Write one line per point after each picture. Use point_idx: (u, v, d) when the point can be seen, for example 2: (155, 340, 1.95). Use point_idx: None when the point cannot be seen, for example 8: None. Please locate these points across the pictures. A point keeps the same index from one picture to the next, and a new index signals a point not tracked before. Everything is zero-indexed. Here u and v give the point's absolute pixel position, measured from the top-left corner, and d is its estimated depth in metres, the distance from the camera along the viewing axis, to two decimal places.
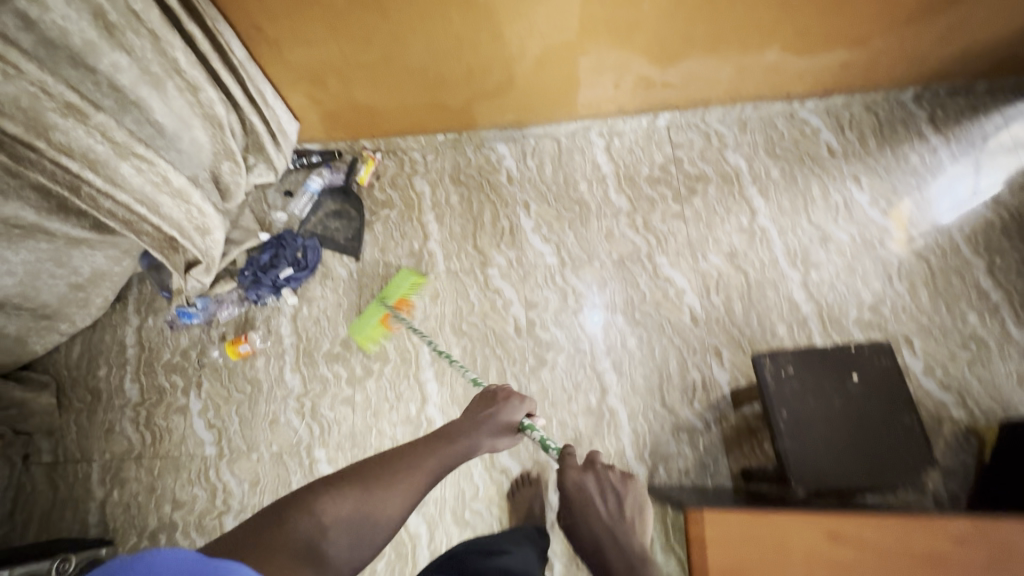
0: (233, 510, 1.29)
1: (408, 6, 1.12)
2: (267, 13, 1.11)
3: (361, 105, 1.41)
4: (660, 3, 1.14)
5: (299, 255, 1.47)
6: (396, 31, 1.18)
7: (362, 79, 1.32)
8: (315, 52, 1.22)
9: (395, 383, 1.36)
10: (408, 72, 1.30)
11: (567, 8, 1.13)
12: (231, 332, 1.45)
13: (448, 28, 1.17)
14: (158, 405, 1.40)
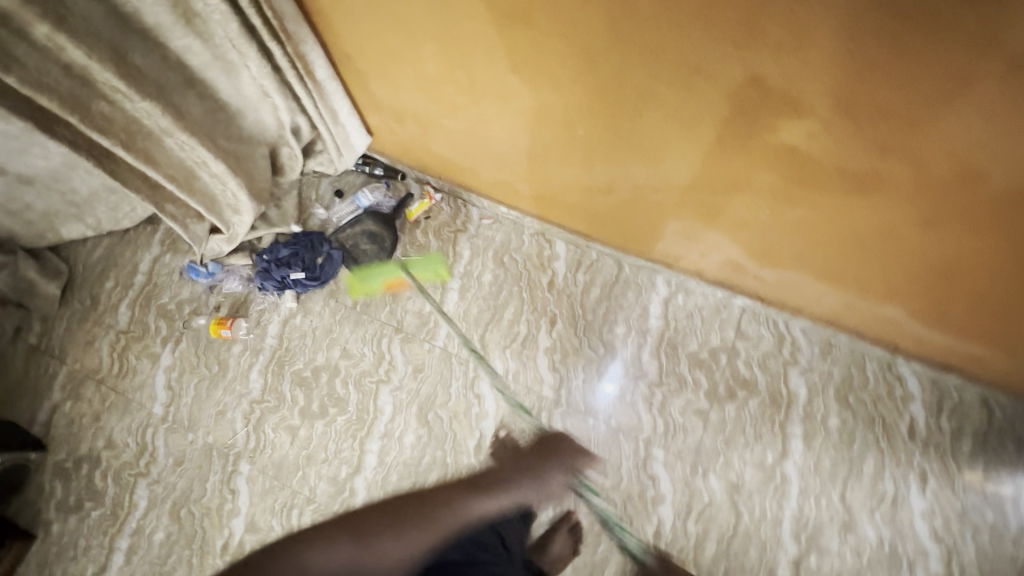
0: (149, 478, 1.32)
1: (502, 105, 0.98)
2: (358, 47, 1.01)
3: (436, 154, 1.30)
4: (780, 219, 0.93)
5: (317, 262, 1.41)
6: (486, 120, 1.05)
7: (440, 135, 1.20)
8: (399, 96, 1.11)
9: (340, 437, 1.31)
10: (489, 154, 1.17)
11: (671, 178, 0.95)
12: (226, 306, 1.43)
13: (540, 140, 1.03)
14: (137, 342, 1.43)
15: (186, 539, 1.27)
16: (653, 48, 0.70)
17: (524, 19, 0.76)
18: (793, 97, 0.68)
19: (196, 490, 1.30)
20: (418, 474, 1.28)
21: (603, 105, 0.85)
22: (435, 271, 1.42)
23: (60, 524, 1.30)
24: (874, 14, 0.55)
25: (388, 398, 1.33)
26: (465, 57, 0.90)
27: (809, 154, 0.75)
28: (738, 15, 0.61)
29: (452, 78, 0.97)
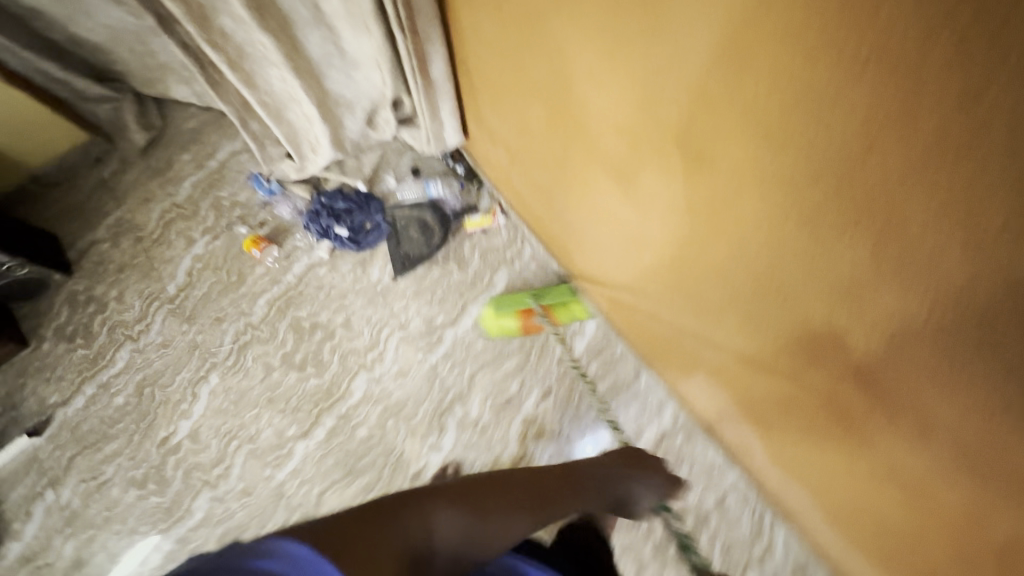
0: (136, 343, 1.39)
1: (584, 195, 0.93)
2: (478, 67, 0.97)
3: (513, 186, 1.24)
4: (802, 447, 0.84)
5: (363, 226, 1.42)
6: (566, 199, 1.01)
7: (522, 176, 1.15)
8: (499, 125, 1.07)
9: (304, 397, 1.33)
10: (558, 221, 1.13)
11: (713, 348, 0.88)
12: (268, 227, 1.46)
13: (606, 245, 0.99)
14: (184, 220, 1.49)
15: (138, 414, 1.34)
16: (747, 245, 0.65)
17: (634, 149, 0.72)
18: (864, 369, 0.61)
19: (167, 376, 1.36)
20: (352, 469, 1.28)
21: (676, 255, 0.79)
22: (578, 309, 1.32)
23: (51, 345, 1.41)
24: (983, 362, 0.48)
25: (362, 384, 1.33)
26: (565, 143, 0.86)
27: (857, 419, 0.68)
28: (844, 272, 0.56)
29: (549, 147, 0.92)
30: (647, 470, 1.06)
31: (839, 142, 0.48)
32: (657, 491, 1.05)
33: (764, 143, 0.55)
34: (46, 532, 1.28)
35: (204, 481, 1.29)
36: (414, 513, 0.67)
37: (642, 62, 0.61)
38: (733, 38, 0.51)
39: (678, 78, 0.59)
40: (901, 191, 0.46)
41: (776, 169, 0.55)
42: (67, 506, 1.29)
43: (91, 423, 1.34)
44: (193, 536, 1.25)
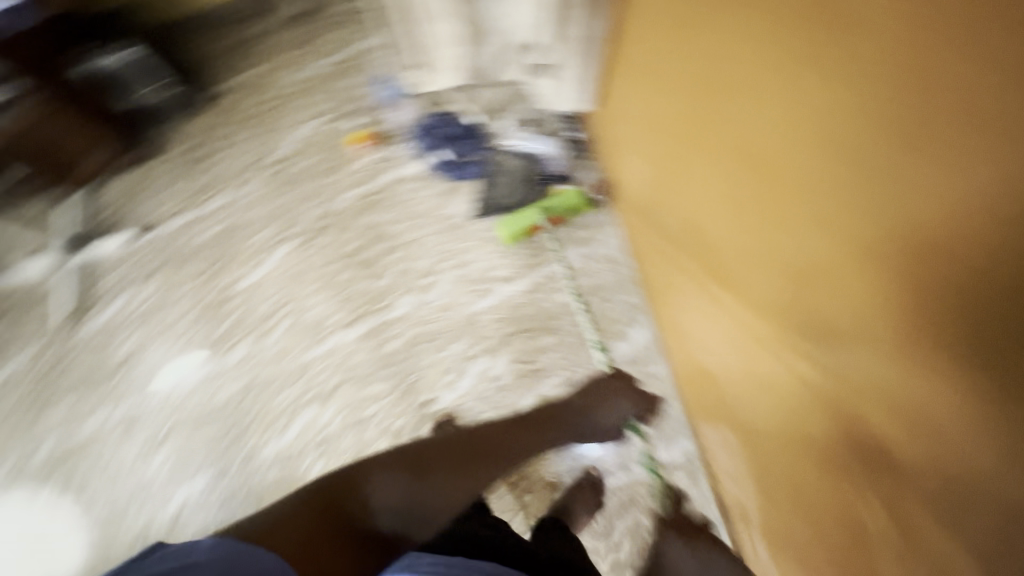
0: (234, 192, 1.53)
1: (700, 219, 1.01)
2: (654, 65, 1.03)
3: (626, 182, 1.29)
4: (790, 512, 0.91)
5: (464, 157, 1.45)
6: (681, 233, 1.08)
7: (641, 177, 1.20)
8: (642, 124, 1.13)
9: (353, 294, 1.41)
10: (654, 246, 1.20)
11: (753, 393, 0.96)
12: (377, 127, 1.52)
13: (697, 289, 1.07)
14: (307, 96, 1.58)
15: (215, 254, 1.49)
16: (854, 331, 0.73)
17: (783, 214, 0.81)
18: (885, 461, 0.72)
19: (248, 230, 1.49)
20: (374, 372, 1.36)
21: (762, 302, 0.90)
22: (578, 208, 1.39)
23: (168, 168, 1.57)
24: (984, 488, 0.60)
25: (406, 303, 1.39)
26: (709, 170, 0.95)
27: (852, 497, 0.78)
28: (909, 374, 0.66)
29: (689, 166, 1.01)
30: (601, 391, 1.14)
31: (954, 275, 0.60)
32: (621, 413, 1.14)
33: (915, 250, 0.64)
34: (120, 319, 1.47)
35: (250, 330, 1.42)
36: (354, 485, 0.78)
37: (836, 140, 0.71)
38: (913, 175, 0.62)
39: (861, 167, 0.68)
40: (982, 333, 0.58)
41: (915, 274, 0.64)
42: (140, 305, 1.48)
43: (179, 245, 1.51)
44: (227, 373, 1.40)
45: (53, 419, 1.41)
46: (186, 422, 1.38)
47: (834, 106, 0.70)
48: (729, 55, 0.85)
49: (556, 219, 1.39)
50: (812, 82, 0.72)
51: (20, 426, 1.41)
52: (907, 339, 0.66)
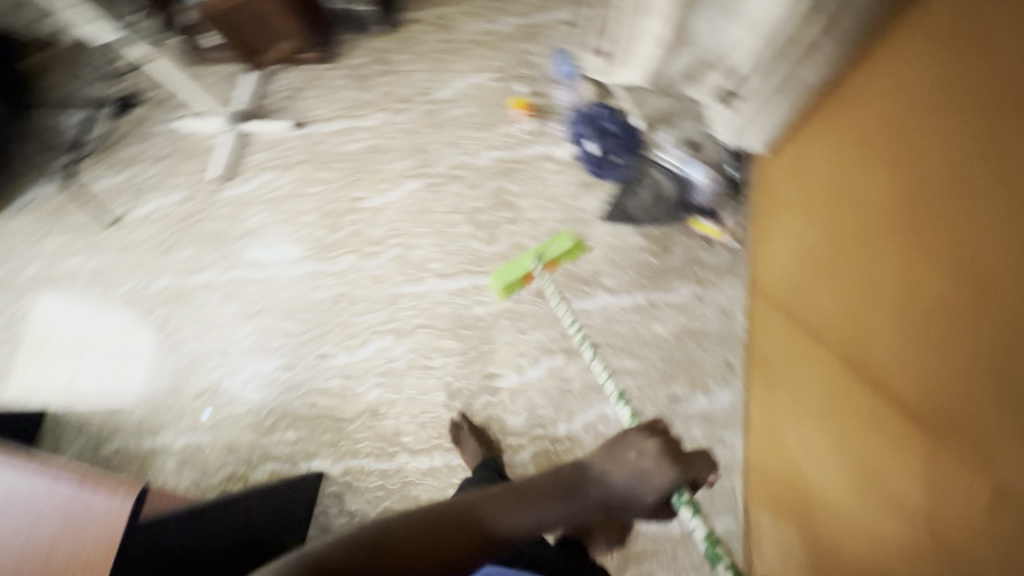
0: (389, 117, 1.60)
1: (834, 293, 0.93)
2: (832, 122, 0.98)
3: (773, 239, 1.23)
4: None
5: (610, 159, 1.43)
6: (813, 294, 1.01)
7: (792, 236, 1.13)
8: (808, 181, 1.07)
9: (462, 249, 1.45)
10: (786, 302, 1.12)
11: (838, 499, 0.86)
12: (541, 101, 1.54)
13: (812, 361, 0.99)
14: (487, 50, 1.61)
15: (353, 167, 1.57)
16: (935, 431, 0.65)
17: (902, 286, 0.73)
18: None
19: (390, 156, 1.56)
20: (454, 327, 1.40)
21: (869, 400, 0.80)
22: (575, 251, 1.25)
23: (341, 74, 1.67)
24: None
25: None
26: (857, 241, 0.87)
27: None
28: (987, 519, 0.55)
29: (841, 232, 0.93)
30: (614, 444, 0.70)
31: None
32: (645, 471, 0.68)
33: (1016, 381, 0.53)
34: (254, 195, 1.59)
35: (359, 246, 1.49)
36: None
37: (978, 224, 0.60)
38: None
39: (993, 262, 0.57)
40: None
41: (1007, 404, 0.54)
42: (275, 189, 1.59)
43: (326, 148, 1.60)
44: (326, 276, 1.48)
45: (175, 262, 1.57)
46: (277, 307, 1.48)
47: (982, 185, 0.60)
48: (922, 95, 0.73)
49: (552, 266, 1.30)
50: (991, 160, 0.59)
51: (149, 258, 1.58)
52: (989, 478, 0.55)
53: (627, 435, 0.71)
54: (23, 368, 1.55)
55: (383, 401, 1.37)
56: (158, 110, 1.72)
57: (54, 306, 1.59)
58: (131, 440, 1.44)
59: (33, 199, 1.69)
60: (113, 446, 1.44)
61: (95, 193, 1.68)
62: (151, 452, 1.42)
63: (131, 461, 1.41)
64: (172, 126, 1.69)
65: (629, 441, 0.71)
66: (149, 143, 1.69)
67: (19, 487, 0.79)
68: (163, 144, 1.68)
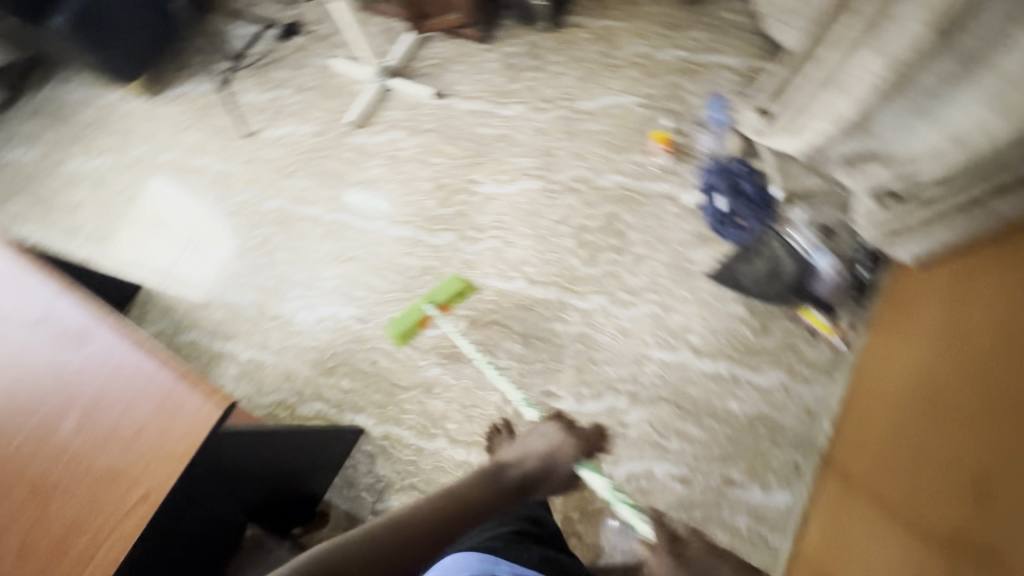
0: (527, 112, 1.60)
1: (952, 425, 0.87)
2: (1009, 248, 0.90)
3: (893, 346, 1.15)
4: None
5: (735, 219, 1.39)
6: (922, 403, 0.96)
7: (918, 350, 1.06)
8: (959, 300, 0.99)
9: (559, 261, 1.43)
10: (880, 395, 1.11)
11: None
12: (682, 139, 1.50)
13: (904, 485, 0.93)
14: (643, 74, 1.59)
15: (478, 149, 1.58)
16: None
17: None
18: None
19: (516, 149, 1.56)
20: (527, 335, 1.38)
21: (975, 554, 0.74)
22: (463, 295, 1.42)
23: (494, 57, 1.68)
24: None
25: (596, 302, 1.39)
26: (996, 381, 0.81)
27: None
28: None
29: (978, 364, 0.86)
30: (524, 438, 1.01)
31: None
32: (554, 447, 0.98)
33: None
34: (378, 149, 1.64)
35: (462, 228, 1.51)
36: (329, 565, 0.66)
37: None
38: None
39: None
40: None
41: None
42: (399, 149, 1.63)
43: (458, 123, 1.62)
44: (422, 246, 1.50)
45: (290, 188, 1.64)
46: (368, 260, 1.52)
47: None
48: None
49: (444, 307, 1.40)
50: None
51: (267, 177, 1.67)
52: None
53: (543, 423, 1.03)
54: (132, 240, 1.67)
55: (438, 382, 1.38)
56: (317, 43, 1.80)
57: (174, 194, 1.70)
58: (204, 337, 1.52)
59: (186, 93, 1.81)
60: (187, 337, 1.53)
61: (239, 104, 1.78)
62: (217, 355, 1.49)
63: (198, 356, 1.50)
64: (325, 62, 1.77)
65: (538, 430, 1.02)
66: (300, 73, 1.77)
67: (139, 371, 0.83)
68: (312, 76, 1.76)
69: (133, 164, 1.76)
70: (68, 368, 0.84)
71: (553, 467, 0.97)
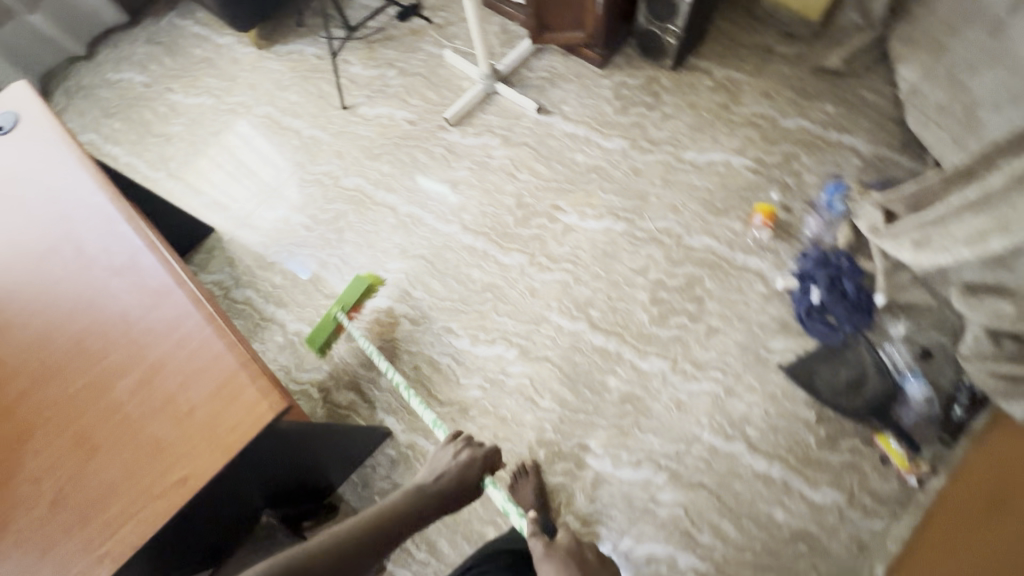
0: (629, 149, 1.53)
1: None
2: None
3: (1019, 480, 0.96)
4: None
5: (827, 316, 1.29)
6: None
7: None
8: None
9: (627, 312, 1.37)
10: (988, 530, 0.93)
11: None
12: (787, 216, 1.40)
13: None
14: (761, 138, 1.49)
15: (570, 176, 1.52)
16: None
17: None
18: None
19: (609, 185, 1.50)
20: (577, 381, 1.32)
21: None
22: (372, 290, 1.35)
23: (609, 84, 1.62)
24: None
25: (656, 365, 1.31)
26: None
27: None
28: None
29: None
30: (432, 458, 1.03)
31: None
32: (462, 465, 1.00)
33: None
34: (469, 151, 1.60)
35: (535, 252, 1.45)
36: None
37: None
38: None
39: None
40: None
41: None
42: (490, 156, 1.58)
43: (555, 144, 1.57)
44: (491, 261, 1.46)
45: (373, 170, 1.62)
46: (433, 261, 1.49)
47: None
48: None
49: (356, 308, 1.36)
50: None
51: (353, 154, 1.65)
52: None
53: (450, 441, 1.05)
54: (212, 185, 1.68)
55: (474, 404, 1.34)
56: (432, 31, 1.77)
57: (260, 149, 1.71)
58: (258, 298, 1.52)
59: (296, 52, 1.82)
60: (241, 294, 1.53)
61: (342, 74, 1.77)
62: (266, 319, 1.49)
63: (248, 316, 1.50)
64: (436, 52, 1.74)
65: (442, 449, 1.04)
66: (409, 56, 1.75)
67: (200, 357, 0.80)
68: (420, 62, 1.73)
69: (229, 110, 1.78)
70: (137, 327, 0.83)
71: (467, 486, 0.98)
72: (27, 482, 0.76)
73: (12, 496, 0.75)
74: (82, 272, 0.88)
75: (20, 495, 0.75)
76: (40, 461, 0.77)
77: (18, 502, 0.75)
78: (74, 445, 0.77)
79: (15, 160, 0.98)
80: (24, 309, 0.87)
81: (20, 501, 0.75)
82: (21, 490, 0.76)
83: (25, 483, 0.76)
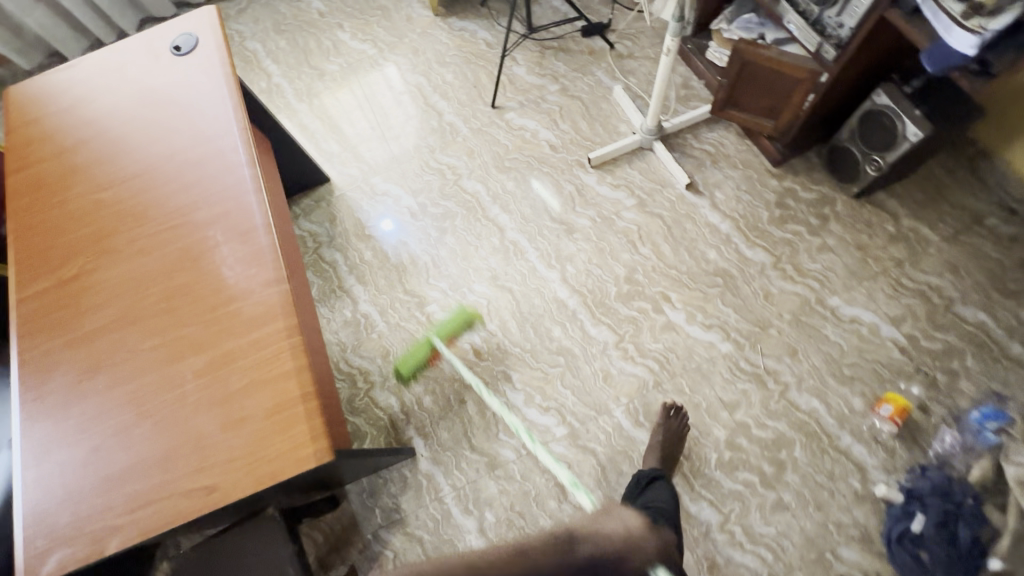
0: (770, 266, 1.36)
1: None
2: None
3: None
4: None
5: (921, 552, 1.07)
6: None
7: None
8: None
9: (697, 442, 1.23)
10: None
11: None
12: (920, 418, 1.20)
13: None
14: (926, 314, 1.28)
15: (694, 269, 1.38)
16: None
17: None
18: None
19: (732, 297, 1.34)
20: (615, 490, 1.22)
21: None
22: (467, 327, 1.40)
23: (775, 187, 1.44)
24: None
25: (704, 512, 1.18)
26: None
27: None
28: None
29: None
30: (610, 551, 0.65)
31: None
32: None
33: None
34: (599, 201, 1.48)
35: (625, 336, 1.34)
36: None
37: None
38: None
39: None
40: None
41: None
42: (618, 214, 1.46)
43: (691, 228, 1.42)
44: (576, 325, 1.36)
45: (497, 182, 1.55)
46: (520, 300, 1.41)
47: None
48: None
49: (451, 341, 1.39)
50: None
51: (484, 157, 1.58)
52: None
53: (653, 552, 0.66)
54: (342, 136, 1.67)
55: (507, 462, 1.27)
56: (611, 59, 1.65)
57: (399, 116, 1.68)
58: (343, 265, 1.51)
59: (469, 32, 1.77)
60: (330, 255, 1.52)
61: (505, 71, 1.68)
62: (343, 290, 1.48)
63: (327, 278, 1.50)
64: (607, 83, 1.62)
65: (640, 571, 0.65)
66: (578, 77, 1.64)
67: (267, 371, 0.76)
68: (585, 87, 1.62)
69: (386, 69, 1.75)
70: (224, 308, 0.81)
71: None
72: (77, 420, 0.77)
73: (61, 428, 0.77)
74: (196, 228, 0.87)
75: (68, 430, 0.77)
76: (94, 405, 0.78)
77: (66, 437, 0.76)
78: (127, 404, 0.77)
79: (182, 81, 0.99)
80: (137, 240, 0.88)
81: (67, 435, 0.76)
82: (69, 425, 0.77)
83: (75, 419, 0.77)
